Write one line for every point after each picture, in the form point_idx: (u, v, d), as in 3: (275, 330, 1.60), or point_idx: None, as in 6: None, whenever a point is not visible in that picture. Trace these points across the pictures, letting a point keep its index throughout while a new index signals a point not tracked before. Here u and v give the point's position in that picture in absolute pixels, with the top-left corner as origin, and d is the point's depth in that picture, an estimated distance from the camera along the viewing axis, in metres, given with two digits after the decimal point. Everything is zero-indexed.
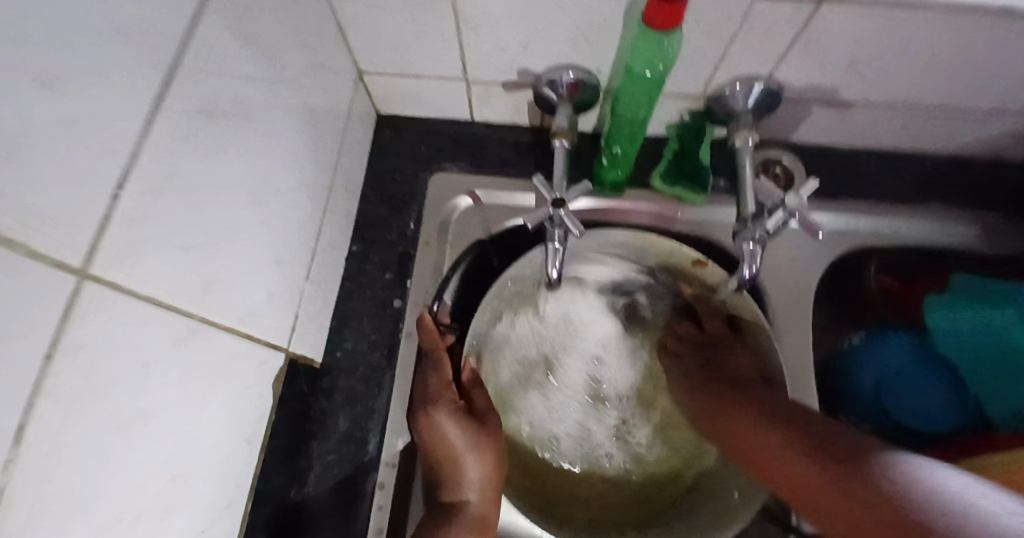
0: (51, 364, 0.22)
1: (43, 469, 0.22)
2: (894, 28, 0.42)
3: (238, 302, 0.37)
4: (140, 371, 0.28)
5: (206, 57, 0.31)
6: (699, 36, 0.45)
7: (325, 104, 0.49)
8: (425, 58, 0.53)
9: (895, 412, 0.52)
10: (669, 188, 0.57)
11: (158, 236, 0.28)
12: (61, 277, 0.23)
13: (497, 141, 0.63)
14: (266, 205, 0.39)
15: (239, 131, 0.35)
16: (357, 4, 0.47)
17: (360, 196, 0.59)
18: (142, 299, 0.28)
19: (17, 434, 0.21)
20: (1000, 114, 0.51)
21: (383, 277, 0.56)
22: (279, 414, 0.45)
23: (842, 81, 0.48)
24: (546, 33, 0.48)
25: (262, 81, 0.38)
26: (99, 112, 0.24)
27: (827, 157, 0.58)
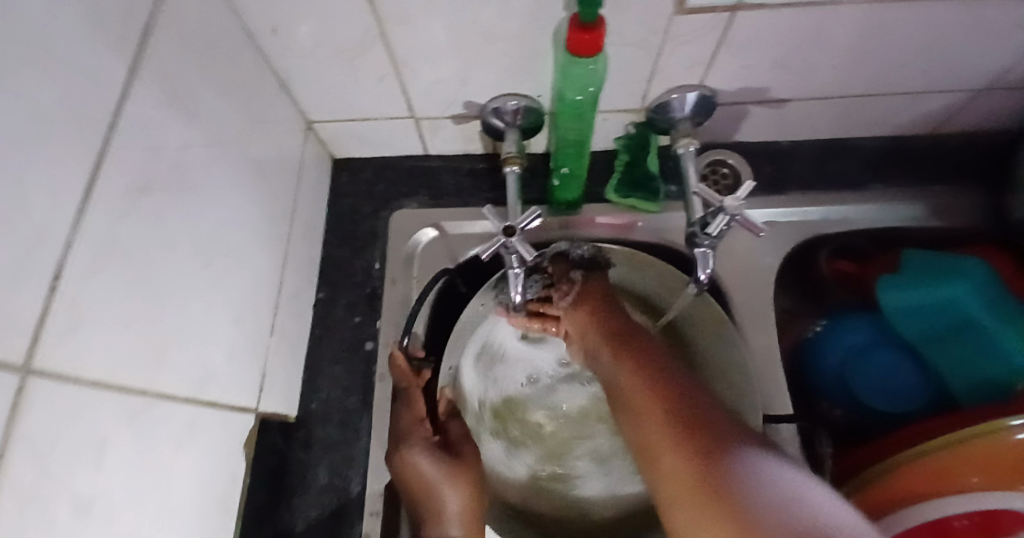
0: (6, 459, 0.22)
1: None
2: (807, 28, 0.44)
3: (195, 367, 0.37)
4: (96, 451, 0.28)
5: (135, 132, 0.32)
6: (627, 55, 0.46)
7: (272, 157, 0.49)
8: (369, 101, 0.54)
9: (861, 393, 0.54)
10: (624, 199, 0.58)
11: (99, 316, 0.28)
12: (10, 372, 0.23)
13: (451, 171, 0.63)
14: (215, 265, 0.40)
15: (177, 196, 0.36)
16: (294, 57, 0.48)
17: (321, 241, 0.60)
18: (91, 381, 0.28)
19: None
20: (927, 94, 0.53)
21: (353, 319, 0.57)
22: (254, 472, 0.45)
23: (771, 80, 0.50)
24: (482, 67, 0.49)
25: (199, 145, 0.38)
26: (27, 205, 0.24)
27: (770, 152, 0.60)
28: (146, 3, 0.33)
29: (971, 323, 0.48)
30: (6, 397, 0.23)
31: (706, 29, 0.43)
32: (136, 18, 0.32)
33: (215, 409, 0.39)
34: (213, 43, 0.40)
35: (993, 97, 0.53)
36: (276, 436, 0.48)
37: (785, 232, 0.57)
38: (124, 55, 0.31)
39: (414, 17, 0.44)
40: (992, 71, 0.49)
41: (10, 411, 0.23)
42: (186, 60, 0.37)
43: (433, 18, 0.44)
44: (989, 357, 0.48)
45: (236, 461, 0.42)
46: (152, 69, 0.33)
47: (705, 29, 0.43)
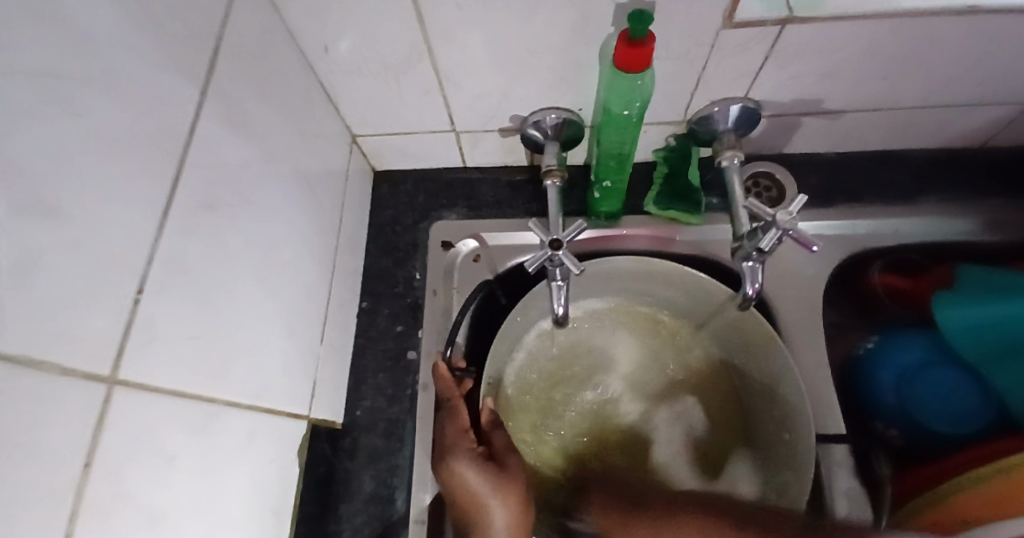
0: (89, 471, 0.24)
1: None
2: (858, 39, 0.43)
3: (253, 378, 0.38)
4: (167, 460, 0.29)
5: (203, 152, 0.33)
6: (673, 68, 0.46)
7: (320, 172, 0.51)
8: (412, 115, 0.55)
9: (918, 415, 0.52)
10: (664, 211, 0.58)
11: (171, 330, 0.30)
12: (93, 386, 0.24)
13: (490, 183, 0.64)
14: (271, 279, 0.41)
15: (238, 213, 0.37)
16: (342, 75, 0.50)
17: (364, 252, 0.61)
18: (163, 394, 0.29)
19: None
20: (983, 104, 0.51)
21: (395, 329, 0.58)
22: (304, 480, 0.46)
23: (820, 91, 0.49)
24: (525, 81, 0.50)
25: (257, 163, 0.40)
26: (110, 227, 0.25)
27: (814, 163, 0.58)
28: (213, 29, 0.34)
29: None
30: (91, 410, 0.24)
31: (753, 42, 0.43)
32: (204, 44, 0.33)
33: (271, 419, 0.41)
34: (270, 64, 0.42)
35: None
36: (323, 443, 0.49)
37: (832, 244, 0.56)
38: (195, 80, 0.32)
39: (461, 35, 0.44)
40: None
41: (97, 423, 0.24)
42: (246, 81, 0.38)
43: (480, 35, 0.44)
44: None
45: (288, 469, 0.43)
46: (218, 92, 0.35)
47: (754, 41, 0.43)
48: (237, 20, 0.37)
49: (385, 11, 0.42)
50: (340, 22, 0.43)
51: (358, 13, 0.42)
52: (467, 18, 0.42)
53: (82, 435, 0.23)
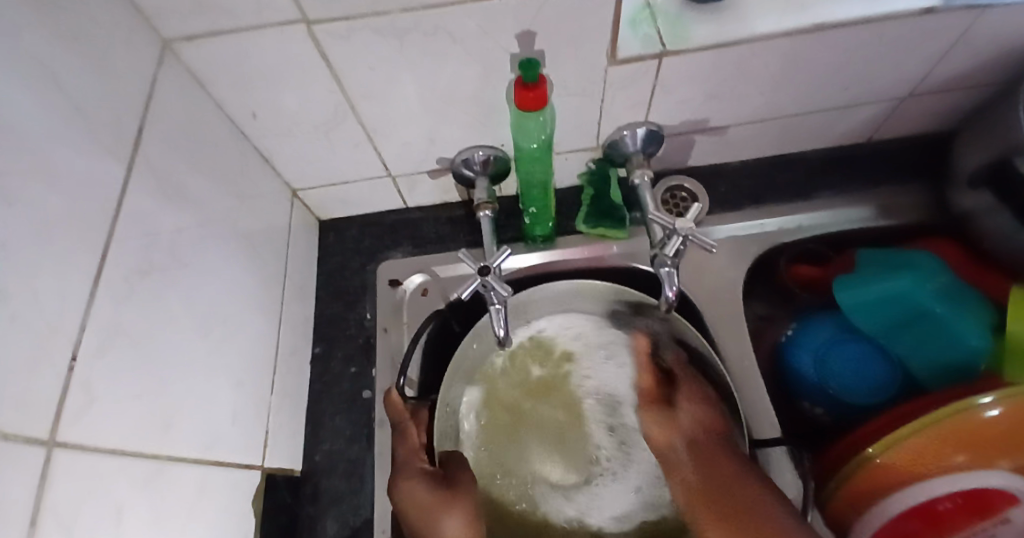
0: (36, 528, 0.25)
1: None
2: (730, 62, 0.49)
3: (201, 432, 0.40)
4: (115, 516, 0.30)
5: (131, 222, 0.35)
6: (575, 103, 0.51)
7: (260, 228, 0.53)
8: (347, 166, 0.59)
9: (835, 389, 0.57)
10: (594, 229, 0.62)
11: (111, 393, 0.32)
12: (36, 448, 0.26)
13: (431, 221, 0.67)
14: (214, 334, 0.43)
15: (175, 276, 0.39)
16: (274, 136, 0.53)
17: (314, 299, 0.63)
18: (107, 452, 0.31)
19: None
20: (855, 106, 0.58)
21: (349, 371, 0.59)
22: (264, 528, 0.46)
23: (708, 111, 0.55)
24: (445, 128, 0.54)
25: (192, 226, 0.42)
26: (43, 300, 0.27)
27: (723, 172, 0.64)
28: (138, 110, 0.37)
29: (926, 310, 0.54)
30: (35, 470, 0.26)
31: (639, 74, 0.48)
32: (131, 125, 0.36)
33: (223, 470, 0.42)
34: (199, 135, 0.45)
35: (916, 101, 0.58)
36: (283, 491, 0.50)
37: (746, 244, 0.62)
38: (121, 157, 0.35)
39: (380, 92, 0.48)
40: (909, 80, 0.55)
41: (40, 483, 0.26)
42: (176, 152, 0.41)
43: (396, 90, 0.48)
44: (951, 341, 0.53)
45: (245, 519, 0.44)
46: (147, 167, 0.37)
47: (640, 73, 0.48)
48: (161, 101, 0.40)
49: (305, 77, 0.46)
50: (263, 89, 0.47)
51: (282, 81, 0.46)
52: (380, 77, 0.46)
53: (28, 495, 0.25)
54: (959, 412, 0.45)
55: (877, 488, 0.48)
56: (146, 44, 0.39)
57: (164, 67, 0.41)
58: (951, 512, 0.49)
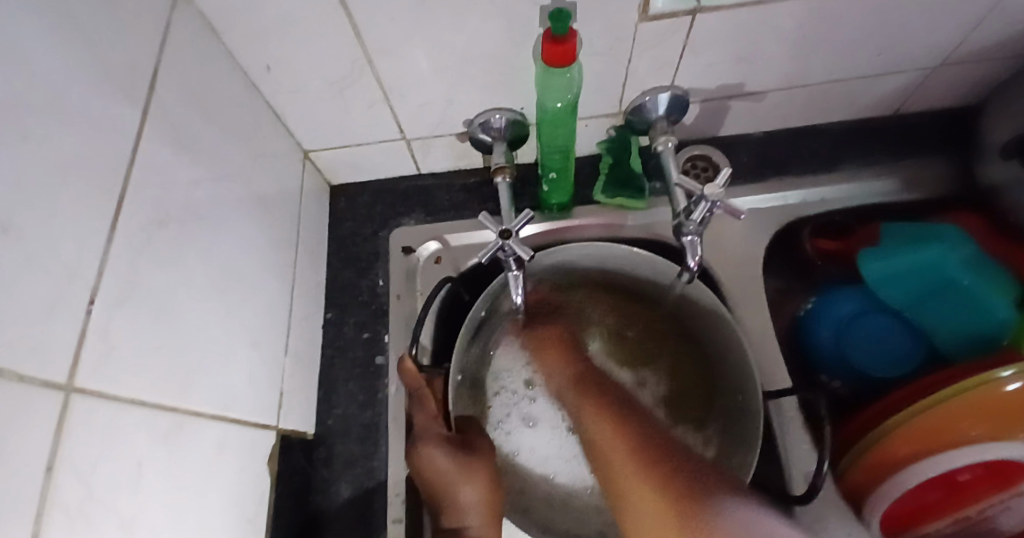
0: (52, 475, 0.24)
1: None
2: (764, 22, 0.47)
3: (218, 391, 0.39)
4: (135, 468, 0.30)
5: (149, 172, 0.34)
6: (601, 62, 0.49)
7: (273, 188, 0.52)
8: (361, 127, 0.57)
9: (856, 361, 0.57)
10: (612, 199, 0.60)
11: (128, 343, 0.31)
12: (53, 394, 0.25)
13: (445, 187, 0.65)
14: (230, 291, 0.42)
15: (190, 229, 0.38)
16: (287, 91, 0.51)
17: (326, 264, 0.62)
18: (127, 403, 0.30)
19: None
20: (886, 75, 0.56)
21: (362, 337, 0.58)
22: (278, 489, 0.46)
23: (738, 76, 0.53)
24: (465, 87, 0.52)
25: (205, 180, 0.41)
26: (58, 240, 0.26)
27: (746, 143, 0.63)
28: (151, 54, 0.35)
29: (953, 283, 0.53)
30: (51, 416, 0.25)
31: (669, 32, 0.47)
32: (143, 67, 0.34)
33: (240, 429, 0.41)
34: (212, 84, 0.43)
35: (950, 71, 0.56)
36: (297, 454, 0.50)
37: (767, 217, 0.61)
38: (136, 102, 0.33)
39: (399, 47, 0.47)
40: (944, 47, 0.53)
41: (55, 431, 0.25)
42: (188, 101, 0.39)
43: (415, 45, 0.46)
44: (977, 315, 0.53)
45: (262, 480, 0.44)
46: (161, 113, 0.36)
47: (671, 31, 0.46)
48: (175, 47, 0.38)
49: (324, 29, 0.44)
50: (278, 40, 0.45)
51: (298, 29, 0.44)
52: (401, 30, 0.44)
53: (43, 441, 0.24)
54: (978, 385, 0.45)
55: (896, 459, 0.48)
56: None
57: (179, 12, 0.39)
58: (970, 484, 0.49)
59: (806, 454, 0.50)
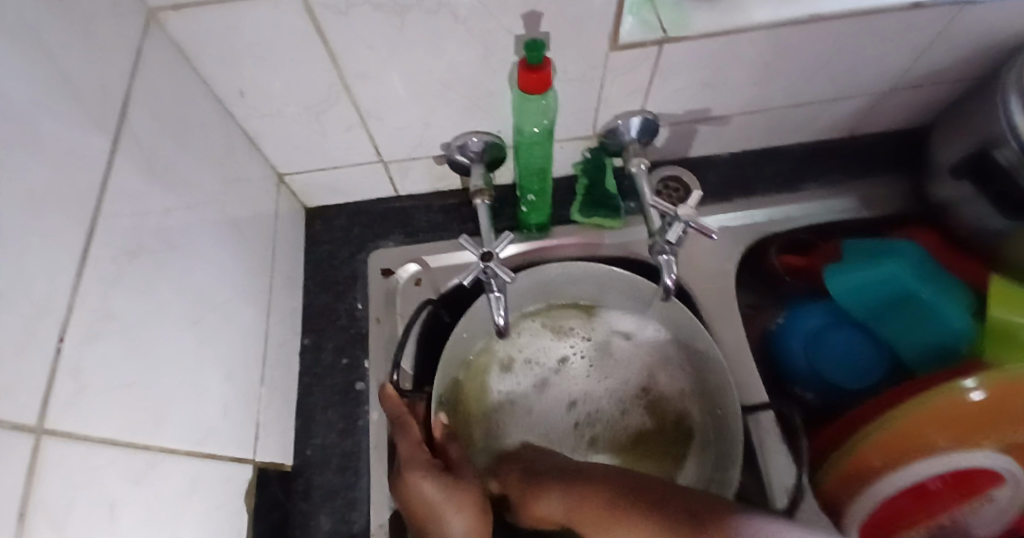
0: (26, 523, 0.23)
1: None
2: (728, 51, 0.49)
3: (194, 426, 0.38)
4: (108, 512, 0.28)
5: (121, 204, 0.33)
6: (575, 88, 0.51)
7: (247, 214, 0.51)
8: (337, 151, 0.57)
9: (827, 372, 0.59)
10: (589, 219, 0.62)
11: (101, 381, 0.29)
12: (26, 438, 0.24)
13: (422, 209, 0.65)
14: (204, 322, 0.41)
15: (163, 259, 0.37)
16: (262, 117, 0.51)
17: (302, 289, 0.61)
18: (99, 444, 0.29)
19: None
20: (842, 99, 0.59)
21: (340, 362, 0.57)
22: (256, 526, 0.44)
23: (705, 100, 0.55)
24: (441, 112, 0.52)
25: (178, 209, 0.40)
26: (29, 277, 0.25)
27: (715, 163, 0.65)
28: (122, 83, 0.35)
29: (913, 295, 0.56)
30: (23, 462, 0.24)
31: (639, 61, 0.48)
32: (114, 95, 0.34)
33: (217, 464, 0.40)
34: (184, 111, 0.42)
35: (899, 96, 0.60)
36: (275, 488, 0.48)
37: (737, 234, 0.63)
38: (107, 132, 0.33)
39: (376, 74, 0.47)
40: (894, 73, 0.56)
41: (27, 477, 0.24)
42: (161, 129, 0.39)
43: (392, 72, 0.47)
44: (936, 325, 0.55)
45: (238, 518, 0.42)
46: (133, 142, 0.35)
47: (641, 60, 0.48)
48: (147, 75, 0.38)
49: (300, 56, 0.44)
50: (253, 67, 0.45)
51: (273, 56, 0.44)
52: (378, 57, 0.45)
53: (15, 490, 0.23)
54: (946, 394, 0.46)
55: (871, 469, 0.49)
56: (131, 13, 0.36)
57: (150, 39, 0.38)
58: (939, 491, 0.51)
59: (784, 466, 0.51)
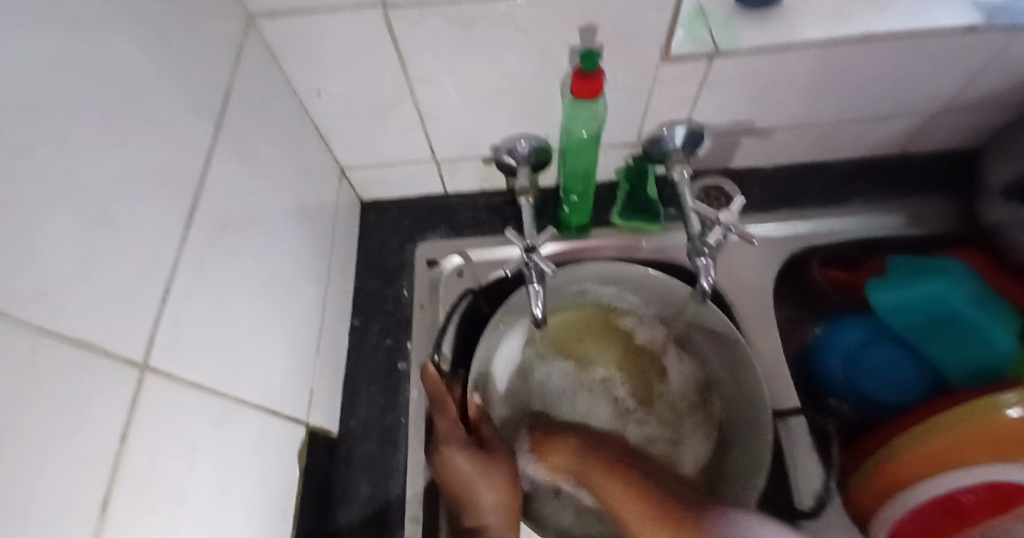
0: (127, 444, 0.27)
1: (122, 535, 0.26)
2: (775, 66, 0.50)
3: (261, 384, 0.42)
4: (191, 445, 0.32)
5: (216, 181, 0.38)
6: (623, 96, 0.53)
7: (313, 201, 0.56)
8: (395, 148, 0.61)
9: (865, 387, 0.59)
10: (628, 222, 0.63)
11: (192, 332, 0.34)
12: (132, 371, 0.28)
13: (469, 206, 0.69)
14: (274, 293, 0.46)
15: (245, 233, 0.41)
16: (332, 114, 0.55)
17: (354, 274, 0.65)
18: (188, 385, 0.33)
19: (104, 505, 0.25)
20: (892, 117, 0.60)
21: (385, 344, 0.61)
22: (304, 484, 0.48)
23: (750, 113, 0.57)
24: (495, 115, 0.56)
25: (259, 191, 0.44)
26: (144, 234, 0.30)
27: (757, 176, 0.66)
28: (223, 78, 0.39)
29: (959, 315, 0.55)
30: (128, 391, 0.28)
31: (688, 73, 0.51)
32: (216, 87, 0.39)
33: (276, 422, 0.44)
34: (269, 104, 0.47)
35: (951, 117, 0.60)
36: (321, 452, 0.52)
37: (776, 245, 0.64)
38: (210, 118, 0.37)
39: (438, 77, 0.51)
40: (946, 94, 0.56)
41: (131, 405, 0.28)
42: (251, 119, 0.43)
43: (453, 76, 0.51)
44: (983, 348, 0.54)
45: (291, 476, 0.46)
46: (230, 129, 0.40)
47: (689, 72, 0.50)
48: (242, 70, 0.42)
49: (372, 59, 0.48)
50: (331, 68, 0.49)
51: (349, 59, 0.48)
52: (443, 62, 0.49)
53: (120, 413, 0.27)
54: (977, 413, 0.47)
55: (900, 483, 0.50)
56: (234, 16, 0.41)
57: (247, 40, 0.43)
58: (973, 506, 0.50)
59: (814, 471, 0.52)
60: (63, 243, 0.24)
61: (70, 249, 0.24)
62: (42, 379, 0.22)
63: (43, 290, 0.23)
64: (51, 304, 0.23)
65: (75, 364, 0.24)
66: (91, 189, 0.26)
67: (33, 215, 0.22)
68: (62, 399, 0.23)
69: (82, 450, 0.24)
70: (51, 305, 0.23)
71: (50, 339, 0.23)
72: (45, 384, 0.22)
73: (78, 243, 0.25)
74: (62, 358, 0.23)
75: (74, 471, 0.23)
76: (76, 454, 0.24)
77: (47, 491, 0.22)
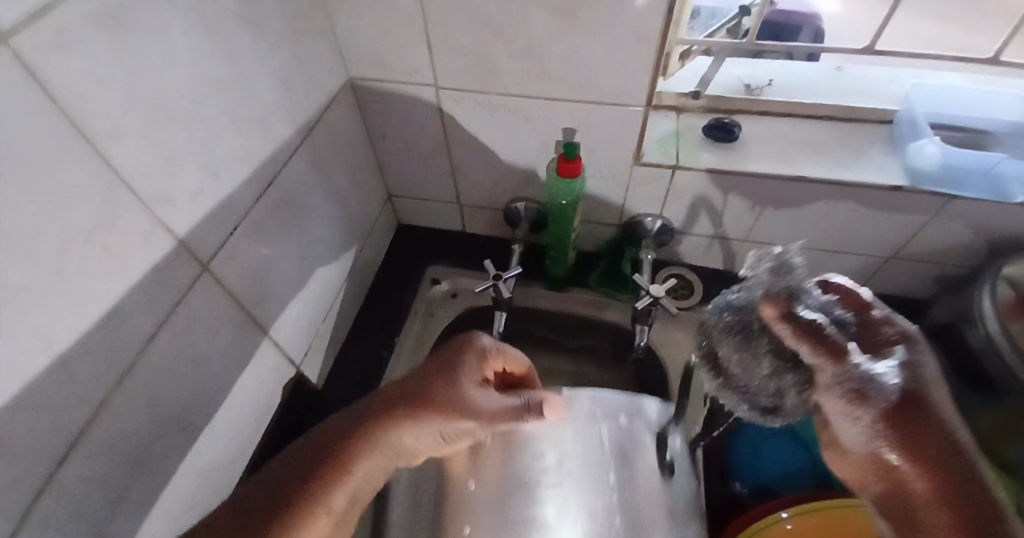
0: (177, 306, 0.43)
1: (155, 359, 0.41)
2: (726, 186, 0.63)
3: (275, 319, 0.57)
4: (214, 331, 0.48)
5: (291, 174, 0.56)
6: (605, 184, 0.68)
7: (360, 210, 0.73)
8: (432, 189, 0.78)
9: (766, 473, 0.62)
10: (600, 287, 0.77)
11: (243, 261, 0.50)
12: (198, 266, 0.45)
13: (480, 247, 0.84)
14: (307, 263, 0.62)
15: (300, 214, 0.59)
16: (390, 153, 0.74)
17: (375, 277, 0.81)
18: (228, 292, 0.49)
19: (151, 333, 0.40)
20: (843, 253, 0.69)
21: (380, 334, 0.76)
22: (280, 412, 0.61)
23: (713, 222, 0.69)
24: (507, 179, 0.72)
25: (320, 190, 0.62)
26: (234, 189, 0.47)
27: (723, 277, 0.76)
28: (316, 111, 0.59)
29: None
30: (191, 276, 0.44)
31: (656, 178, 0.65)
32: (311, 117, 0.58)
33: (276, 353, 0.59)
34: (345, 136, 0.66)
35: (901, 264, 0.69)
36: (303, 396, 0.66)
37: None
38: (300, 135, 0.56)
39: (467, 143, 0.68)
40: (889, 243, 0.66)
41: (189, 285, 0.44)
42: (329, 142, 0.62)
43: (478, 143, 0.68)
44: None
45: (272, 398, 0.60)
46: (311, 144, 0.59)
47: (656, 176, 0.64)
48: (332, 109, 0.62)
49: (425, 121, 0.67)
50: (395, 121, 0.69)
51: (408, 117, 0.67)
52: (472, 131, 0.66)
53: (181, 286, 0.43)
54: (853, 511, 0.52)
55: None
56: (337, 76, 0.61)
57: (343, 91, 0.63)
58: None
59: None
60: (187, 177, 0.41)
61: (189, 181, 0.42)
62: (149, 244, 0.39)
63: (167, 197, 0.40)
64: (169, 206, 0.40)
65: (169, 245, 0.41)
66: (213, 154, 0.44)
67: (176, 156, 0.40)
68: (155, 261, 0.40)
69: (153, 295, 0.40)
70: (168, 206, 0.40)
71: (161, 227, 0.40)
72: (149, 248, 0.39)
73: (195, 180, 0.42)
74: (162, 238, 0.40)
75: (143, 303, 0.39)
76: (149, 295, 0.40)
77: (126, 303, 0.38)
